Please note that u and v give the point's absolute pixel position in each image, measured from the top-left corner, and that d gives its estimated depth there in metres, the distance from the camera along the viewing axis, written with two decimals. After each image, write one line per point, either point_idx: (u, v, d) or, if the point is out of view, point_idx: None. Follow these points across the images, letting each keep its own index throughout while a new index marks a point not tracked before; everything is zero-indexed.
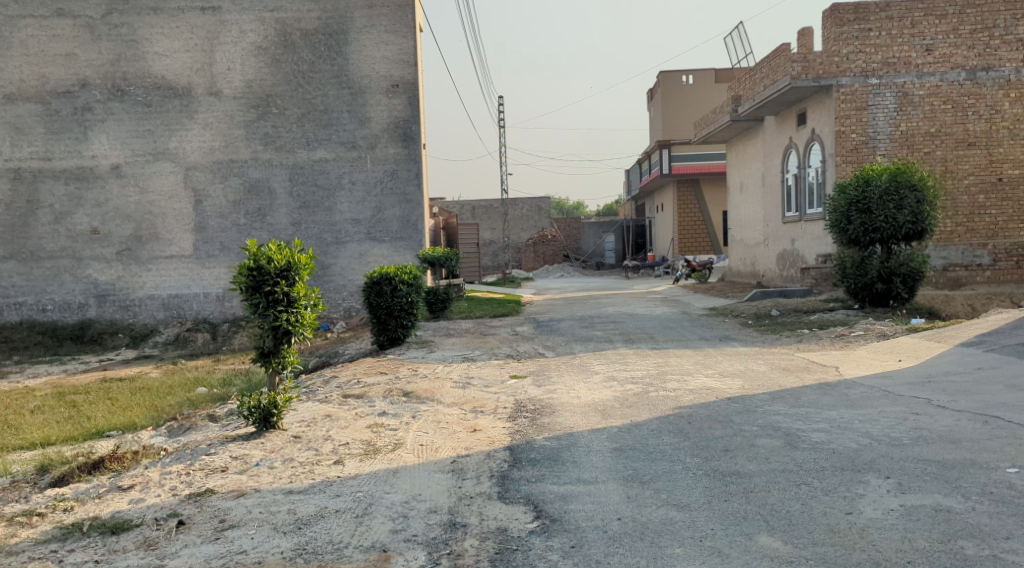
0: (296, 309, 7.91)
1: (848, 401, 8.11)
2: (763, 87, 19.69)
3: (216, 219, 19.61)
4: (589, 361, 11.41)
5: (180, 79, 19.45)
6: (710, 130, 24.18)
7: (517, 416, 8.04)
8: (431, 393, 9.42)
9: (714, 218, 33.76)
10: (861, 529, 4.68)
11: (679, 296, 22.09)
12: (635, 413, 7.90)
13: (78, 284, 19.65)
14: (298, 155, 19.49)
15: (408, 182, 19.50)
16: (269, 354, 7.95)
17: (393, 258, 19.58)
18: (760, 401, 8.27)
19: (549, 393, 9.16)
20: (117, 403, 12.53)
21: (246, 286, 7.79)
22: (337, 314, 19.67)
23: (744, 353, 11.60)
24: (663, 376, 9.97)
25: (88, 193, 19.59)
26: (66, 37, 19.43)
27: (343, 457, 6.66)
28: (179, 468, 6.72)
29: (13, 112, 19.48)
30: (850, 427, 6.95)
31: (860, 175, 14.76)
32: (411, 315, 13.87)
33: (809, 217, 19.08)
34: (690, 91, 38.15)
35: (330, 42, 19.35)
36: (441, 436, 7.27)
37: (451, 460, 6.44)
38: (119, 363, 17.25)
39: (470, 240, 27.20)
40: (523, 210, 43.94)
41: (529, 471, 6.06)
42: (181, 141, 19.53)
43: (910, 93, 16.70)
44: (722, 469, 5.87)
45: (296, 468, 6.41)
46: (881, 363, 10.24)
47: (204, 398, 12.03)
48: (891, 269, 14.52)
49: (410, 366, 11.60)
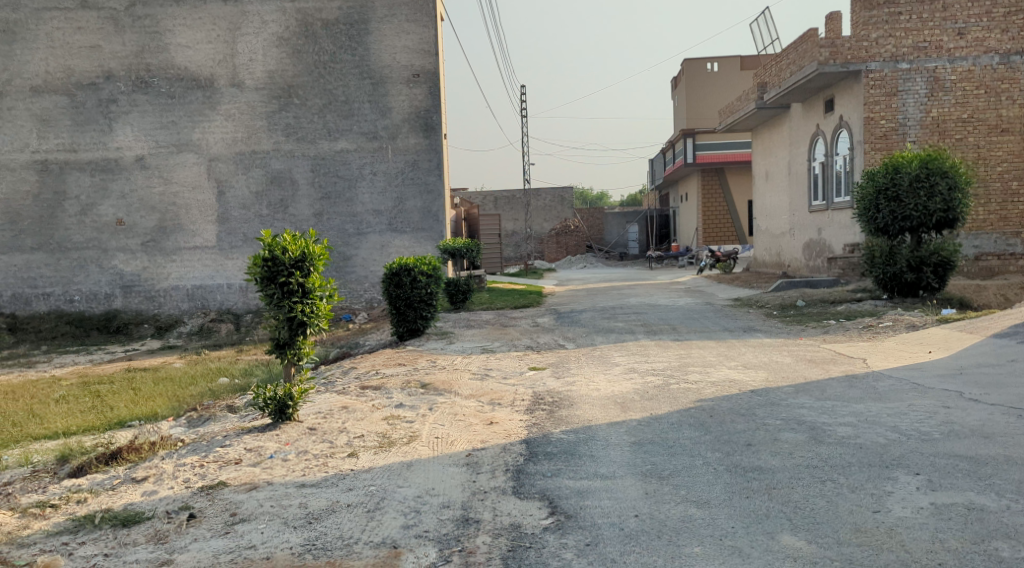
0: (311, 300, 7.83)
1: (876, 394, 7.89)
2: (789, 73, 19.31)
3: (239, 210, 19.63)
4: (611, 352, 11.25)
5: (202, 70, 19.45)
6: (736, 118, 23.87)
7: (535, 408, 7.92)
8: (449, 385, 9.32)
9: (739, 207, 33.36)
10: (889, 529, 4.49)
11: (703, 287, 21.83)
12: (656, 406, 7.74)
13: (104, 275, 19.78)
14: (319, 146, 19.44)
15: (429, 172, 19.39)
16: (285, 346, 7.87)
17: (414, 249, 19.50)
18: (784, 394, 8.07)
19: (569, 385, 9.01)
20: (140, 393, 12.55)
21: (261, 277, 7.71)
22: (359, 305, 19.64)
23: (768, 345, 11.38)
24: (686, 368, 9.80)
25: (113, 184, 19.68)
26: (91, 29, 19.48)
27: (358, 449, 6.56)
28: (193, 459, 6.64)
29: (39, 104, 19.60)
30: (878, 421, 6.75)
31: (889, 162, 14.42)
32: (432, 306, 13.76)
33: (836, 206, 18.74)
34: (715, 78, 37.72)
35: (351, 32, 19.26)
36: (458, 429, 7.17)
37: (467, 454, 6.32)
38: (144, 354, 17.33)
39: (492, 231, 27.09)
40: (545, 200, 42.87)
41: (545, 465, 5.92)
42: (204, 133, 19.55)
43: (942, 78, 16.33)
44: (744, 464, 5.70)
45: (310, 461, 6.31)
46: (910, 355, 10.00)
47: (225, 389, 12.03)
48: (921, 258, 14.21)
49: (429, 357, 11.50)
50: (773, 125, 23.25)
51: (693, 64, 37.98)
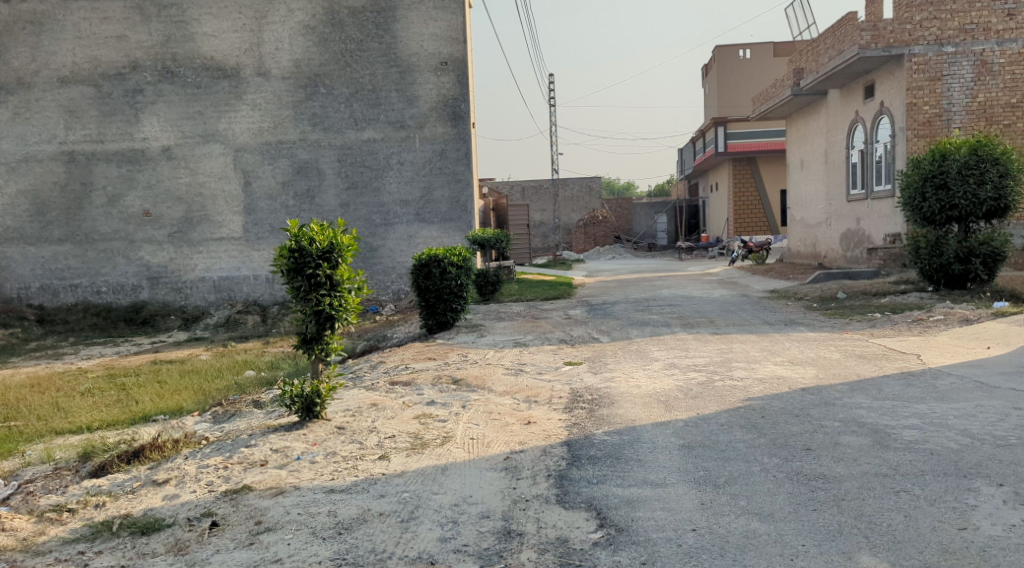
0: (339, 292, 7.49)
1: (938, 394, 7.41)
2: (828, 57, 18.67)
3: (266, 201, 19.38)
4: (648, 347, 10.82)
5: (228, 59, 19.19)
6: (771, 105, 23.22)
7: (574, 406, 7.52)
8: (482, 381, 8.95)
9: (771, 198, 32.68)
10: (981, 551, 4.10)
11: (737, 278, 21.30)
12: (701, 406, 7.30)
13: (131, 266, 19.64)
14: (346, 135, 19.13)
15: (457, 162, 19.02)
16: (312, 341, 7.52)
17: (443, 240, 19.14)
18: (837, 393, 7.61)
19: (608, 382, 8.61)
20: (166, 386, 12.35)
21: (287, 269, 7.36)
22: (386, 296, 19.34)
23: (813, 339, 10.89)
24: (728, 364, 9.34)
25: (140, 175, 19.50)
26: (116, 19, 19.26)
27: (388, 452, 6.20)
28: (217, 461, 6.29)
29: (66, 95, 19.45)
30: (946, 425, 6.26)
31: (937, 149, 13.80)
32: (462, 298, 13.38)
33: (876, 195, 18.11)
34: (747, 66, 36.98)
35: (378, 19, 18.91)
36: (493, 429, 6.78)
37: (505, 457, 5.94)
38: (171, 345, 17.17)
39: (520, 221, 26.68)
40: (573, 191, 43.41)
41: (589, 470, 5.52)
42: (230, 123, 19.32)
43: (989, 62, 15.69)
44: (807, 471, 5.27)
45: (339, 464, 5.96)
46: (967, 351, 9.48)
47: (251, 382, 11.78)
48: (970, 249, 13.60)
49: (460, 351, 11.14)
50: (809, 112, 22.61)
51: (724, 51, 37.29)
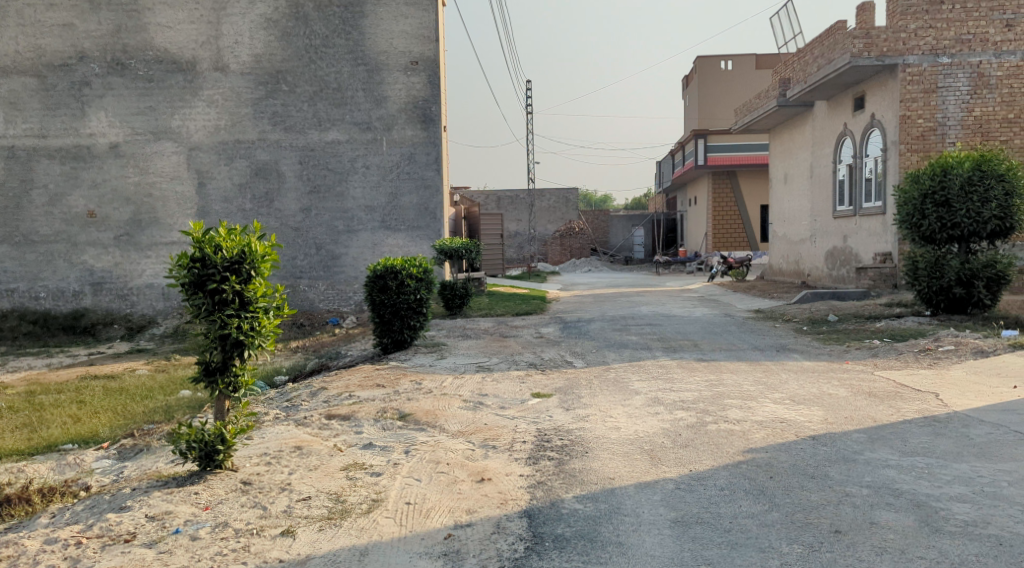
0: (250, 313, 6.09)
1: (976, 449, 6.17)
2: (817, 66, 17.54)
3: (221, 204, 17.88)
4: (627, 375, 9.46)
5: (183, 52, 17.68)
6: (755, 115, 22.03)
7: (540, 456, 6.17)
8: (433, 417, 7.55)
9: (751, 213, 31.60)
10: None
11: (718, 295, 20.09)
12: (694, 459, 5.96)
13: (72, 271, 18.00)
14: (309, 136, 17.70)
15: (426, 167, 17.66)
16: (216, 372, 6.13)
17: (408, 249, 17.71)
18: (857, 445, 6.32)
19: (582, 421, 7.26)
20: (85, 407, 10.74)
21: (186, 283, 5.98)
22: (347, 307, 17.86)
23: (812, 371, 9.62)
24: (722, 401, 8.02)
25: (85, 173, 17.91)
26: (64, 6, 17.70)
27: (295, 524, 4.81)
28: (72, 531, 4.85)
29: (7, 86, 17.82)
30: (1004, 496, 5.02)
31: (936, 162, 12.59)
32: (421, 314, 12.01)
33: (865, 212, 16.96)
34: (728, 77, 35.99)
35: (344, 15, 17.53)
36: (437, 489, 5.40)
37: (445, 535, 4.63)
38: (110, 358, 15.57)
39: (493, 231, 25.25)
40: (550, 202, 41.03)
41: (553, 562, 4.29)
42: (184, 120, 17.79)
43: (986, 74, 14.64)
44: None
45: (224, 543, 4.60)
46: (994, 391, 8.23)
47: (180, 405, 10.20)
48: (973, 271, 12.39)
49: (414, 376, 9.73)
50: (794, 125, 21.50)
51: (705, 61, 36.25)
